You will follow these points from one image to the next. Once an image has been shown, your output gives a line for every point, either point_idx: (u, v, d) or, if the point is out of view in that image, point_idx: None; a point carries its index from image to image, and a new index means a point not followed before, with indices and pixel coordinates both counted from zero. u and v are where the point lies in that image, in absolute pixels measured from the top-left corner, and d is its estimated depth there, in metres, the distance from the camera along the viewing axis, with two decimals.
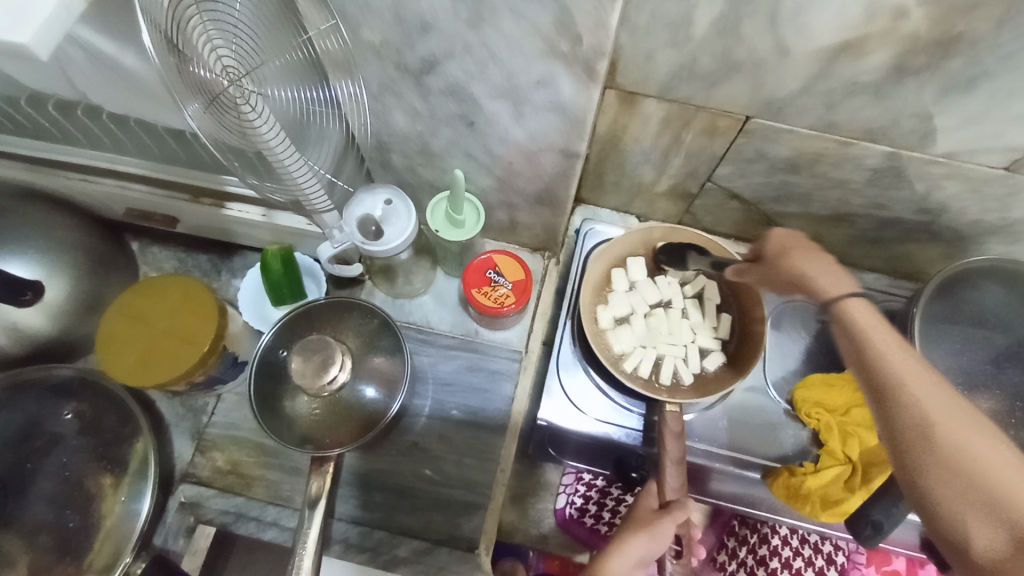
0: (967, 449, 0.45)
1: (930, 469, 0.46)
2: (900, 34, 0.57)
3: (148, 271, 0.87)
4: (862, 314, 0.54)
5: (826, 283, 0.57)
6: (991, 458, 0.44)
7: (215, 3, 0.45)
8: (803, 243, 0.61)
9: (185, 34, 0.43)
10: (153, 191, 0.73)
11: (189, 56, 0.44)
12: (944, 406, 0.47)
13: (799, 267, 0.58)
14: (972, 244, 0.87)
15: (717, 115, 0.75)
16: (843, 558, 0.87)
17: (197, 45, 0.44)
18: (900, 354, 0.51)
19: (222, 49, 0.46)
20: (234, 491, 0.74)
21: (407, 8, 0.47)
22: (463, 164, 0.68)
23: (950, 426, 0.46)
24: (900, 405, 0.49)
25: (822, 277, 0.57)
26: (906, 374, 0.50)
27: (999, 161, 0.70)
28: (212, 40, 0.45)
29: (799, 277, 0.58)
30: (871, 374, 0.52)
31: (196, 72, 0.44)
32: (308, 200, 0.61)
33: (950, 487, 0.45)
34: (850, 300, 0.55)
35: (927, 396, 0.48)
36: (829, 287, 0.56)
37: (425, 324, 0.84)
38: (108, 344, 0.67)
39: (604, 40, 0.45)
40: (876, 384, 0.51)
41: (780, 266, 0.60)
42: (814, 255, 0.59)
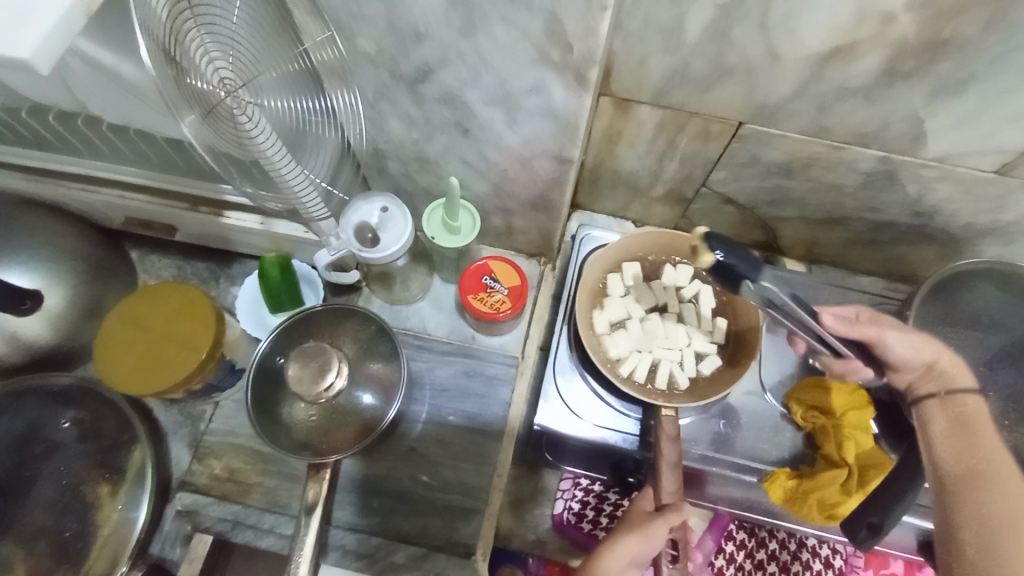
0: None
1: (1013, 544, 0.51)
2: (890, 39, 0.58)
3: (147, 278, 0.88)
4: (977, 411, 0.62)
5: (958, 376, 0.64)
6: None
7: (212, 15, 0.46)
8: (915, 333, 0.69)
9: (183, 46, 0.44)
10: (150, 200, 0.74)
11: (187, 67, 0.44)
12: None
13: (926, 353, 0.65)
14: (966, 246, 0.87)
15: (711, 119, 0.75)
16: (841, 561, 0.87)
17: (197, 58, 0.45)
18: (1001, 455, 0.58)
19: (219, 61, 0.47)
20: (231, 499, 0.74)
21: (400, 17, 0.48)
22: (458, 170, 0.68)
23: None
24: (993, 488, 0.55)
25: (953, 369, 0.64)
26: (1003, 469, 0.56)
27: (990, 163, 0.70)
28: (210, 53, 0.46)
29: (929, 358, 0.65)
30: (971, 454, 0.58)
31: (193, 82, 0.45)
32: (304, 208, 0.61)
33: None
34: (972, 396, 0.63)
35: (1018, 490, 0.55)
36: (959, 379, 0.64)
37: (421, 330, 0.84)
38: (108, 349, 0.67)
39: (594, 47, 0.45)
40: (974, 465, 0.57)
41: (909, 339, 0.65)
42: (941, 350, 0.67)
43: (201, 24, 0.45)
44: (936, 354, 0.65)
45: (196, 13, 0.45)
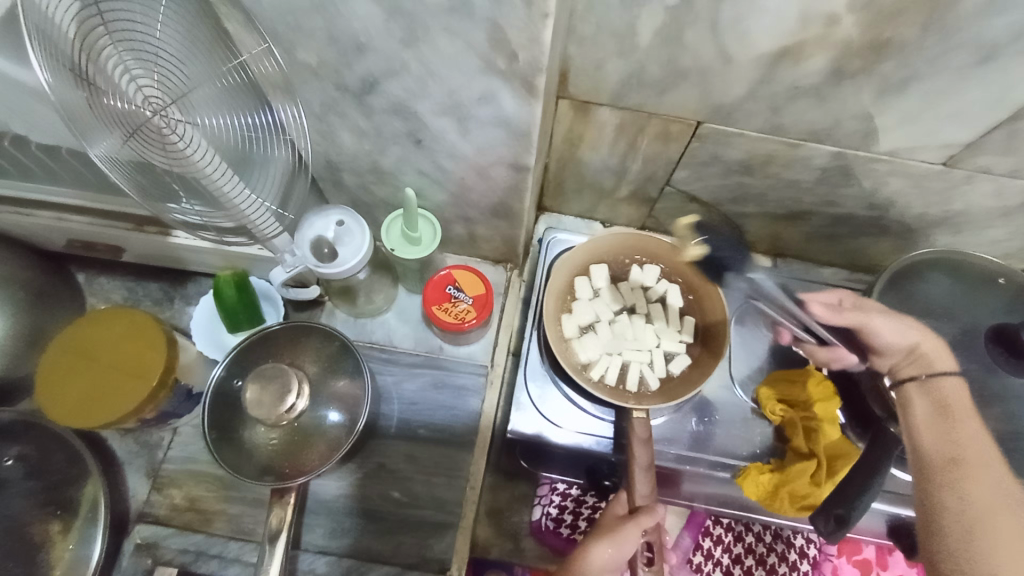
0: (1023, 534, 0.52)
1: (992, 538, 0.52)
2: (835, 39, 0.58)
3: (97, 302, 0.84)
4: (955, 395, 0.61)
5: (940, 359, 0.63)
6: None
7: (131, 30, 0.44)
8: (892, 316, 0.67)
9: (96, 64, 0.41)
10: (92, 222, 0.70)
11: (104, 87, 0.42)
12: (1007, 492, 0.54)
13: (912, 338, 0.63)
14: (920, 236, 0.90)
15: (669, 120, 0.75)
16: (815, 550, 0.89)
17: (115, 77, 0.43)
18: (977, 440, 0.58)
19: (143, 80, 0.45)
20: (194, 528, 0.72)
21: (339, 29, 0.46)
22: (415, 180, 0.67)
23: (1013, 511, 0.53)
24: (974, 480, 0.55)
25: (936, 353, 0.63)
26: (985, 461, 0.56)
27: (937, 157, 0.72)
28: (130, 71, 0.44)
29: (911, 342, 0.63)
30: (951, 445, 0.57)
31: (112, 103, 0.43)
32: (255, 226, 0.59)
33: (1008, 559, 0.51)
34: (951, 380, 0.62)
35: (994, 475, 0.55)
36: (941, 363, 0.62)
37: (388, 342, 0.83)
38: (51, 383, 0.64)
39: (540, 56, 0.44)
40: (955, 456, 0.57)
41: (892, 328, 0.64)
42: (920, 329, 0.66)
43: (119, 41, 0.43)
44: (920, 338, 0.63)
45: (111, 28, 0.42)
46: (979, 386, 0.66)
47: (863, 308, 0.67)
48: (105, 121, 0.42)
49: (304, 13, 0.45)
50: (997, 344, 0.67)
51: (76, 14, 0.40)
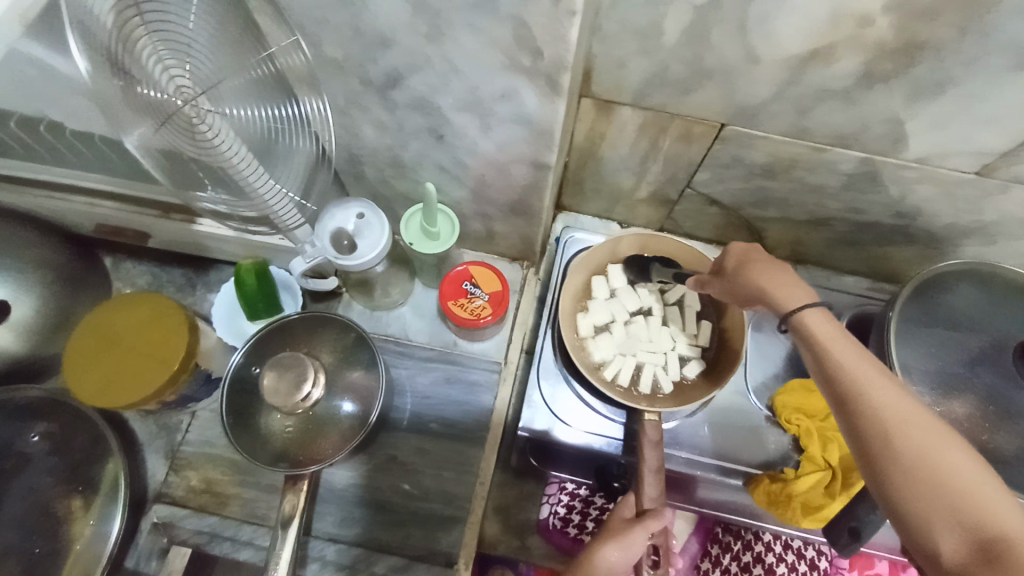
0: (936, 463, 0.44)
1: (897, 480, 0.45)
2: (867, 42, 0.57)
3: (122, 286, 0.86)
4: (818, 323, 0.52)
5: (783, 296, 0.54)
6: (966, 469, 0.44)
7: (165, 20, 0.44)
8: (758, 253, 0.60)
9: (132, 54, 0.42)
10: (121, 207, 0.73)
11: (138, 76, 0.43)
12: (904, 414, 0.46)
13: (753, 281, 0.57)
14: (948, 246, 0.87)
15: (692, 121, 0.75)
16: (826, 563, 0.87)
17: (149, 67, 0.44)
18: (859, 363, 0.50)
19: (176, 70, 0.46)
20: (208, 511, 0.73)
21: (365, 23, 0.47)
22: (435, 176, 0.67)
23: (913, 437, 0.45)
24: (860, 417, 0.48)
25: (778, 288, 0.55)
26: (868, 384, 0.48)
27: (970, 165, 0.70)
28: (164, 61, 0.45)
29: (757, 288, 0.56)
30: (829, 383, 0.50)
31: (145, 92, 0.44)
32: (276, 216, 0.61)
33: (923, 498, 0.44)
34: (805, 313, 0.53)
35: (883, 405, 0.47)
36: (786, 300, 0.54)
37: (403, 336, 0.83)
38: (78, 361, 0.66)
39: (565, 54, 0.44)
40: (835, 396, 0.50)
41: (740, 280, 0.59)
42: (773, 265, 0.58)
43: (154, 32, 0.44)
44: (761, 284, 0.56)
45: (146, 18, 0.43)
46: (1004, 403, 0.64)
47: (722, 265, 0.62)
48: (137, 110, 0.43)
49: (330, 8, 0.46)
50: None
51: (115, 6, 0.40)
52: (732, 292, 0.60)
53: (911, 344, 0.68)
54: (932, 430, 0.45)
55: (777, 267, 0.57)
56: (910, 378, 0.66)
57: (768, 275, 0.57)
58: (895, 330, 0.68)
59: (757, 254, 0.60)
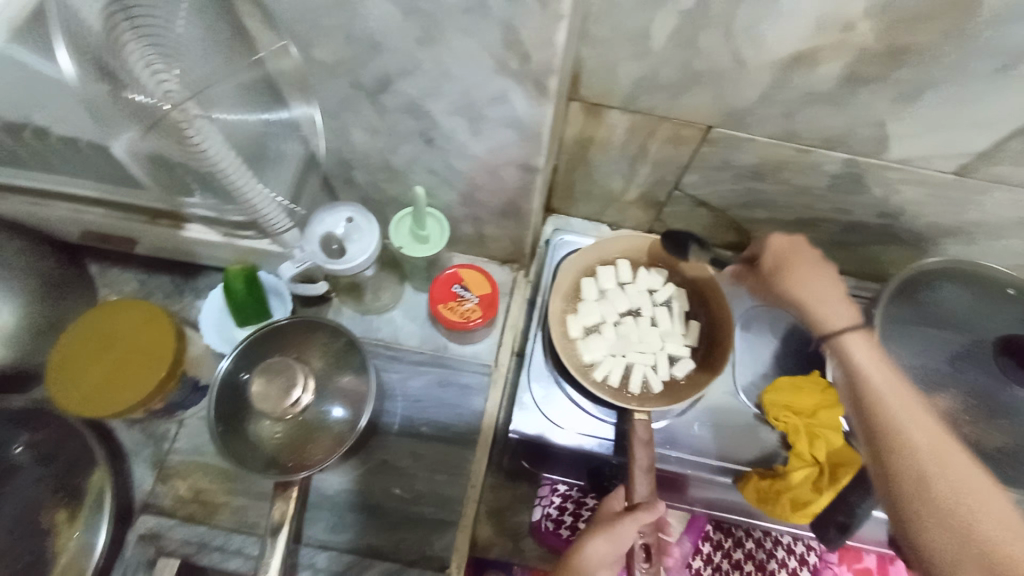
0: (964, 501, 0.46)
1: (921, 511, 0.47)
2: (851, 46, 0.58)
3: (108, 293, 0.84)
4: (856, 347, 0.58)
5: (834, 314, 0.60)
6: (994, 514, 0.45)
7: (152, 23, 0.43)
8: (800, 254, 0.65)
9: (117, 57, 0.42)
10: (110, 215, 0.71)
11: (125, 81, 0.43)
12: (940, 452, 0.49)
13: (792, 290, 0.63)
14: (930, 245, 0.89)
15: (681, 124, 0.75)
16: (816, 558, 0.88)
17: (137, 71, 0.43)
18: (901, 399, 0.53)
19: (163, 73, 0.44)
20: (198, 520, 0.72)
21: (355, 27, 0.47)
22: (425, 179, 0.67)
23: (946, 475, 0.47)
24: (895, 449, 0.50)
25: (818, 304, 0.61)
26: (901, 410, 0.52)
27: (950, 166, 0.72)
28: (152, 65, 0.43)
29: (796, 295, 0.63)
30: (865, 410, 0.54)
31: (133, 96, 0.43)
32: (265, 221, 0.61)
33: (945, 532, 0.46)
34: (847, 334, 0.59)
35: (919, 439, 0.50)
36: (829, 316, 0.61)
37: (392, 340, 0.83)
38: (61, 370, 0.65)
39: (554, 57, 0.44)
40: (868, 423, 0.53)
41: (780, 284, 0.64)
42: (812, 277, 0.63)
43: (141, 34, 0.43)
44: (804, 295, 0.62)
45: (132, 20, 0.42)
46: (987, 401, 0.65)
47: (760, 260, 0.67)
48: (126, 117, 0.44)
49: (320, 12, 0.46)
50: (1006, 356, 0.66)
51: (103, 10, 0.41)
52: (768, 290, 0.66)
53: (895, 342, 0.69)
54: (970, 474, 0.47)
55: (818, 276, 0.63)
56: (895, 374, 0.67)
57: (808, 290, 0.62)
58: (881, 329, 0.70)
59: (799, 256, 0.65)
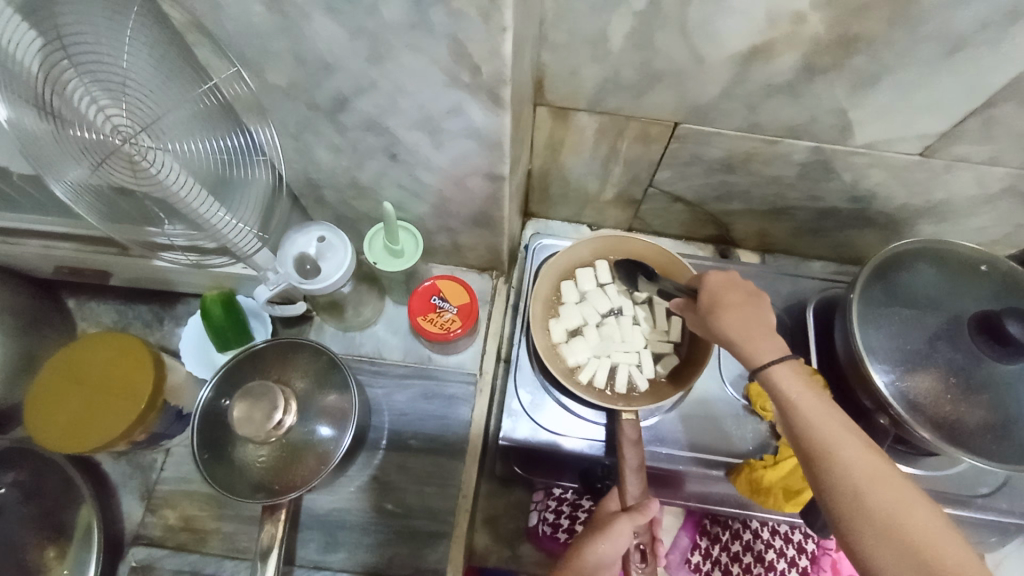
0: (900, 520, 0.48)
1: (864, 532, 0.49)
2: (803, 37, 0.59)
3: (87, 326, 0.84)
4: (786, 379, 0.56)
5: (760, 351, 0.58)
6: (925, 525, 0.47)
7: (97, 62, 0.46)
8: (734, 291, 0.63)
9: (61, 96, 0.44)
10: (79, 247, 0.72)
11: (69, 118, 0.45)
12: (871, 472, 0.50)
13: (725, 329, 0.60)
14: (905, 226, 0.90)
15: (648, 123, 0.76)
16: (813, 545, 0.88)
17: (82, 108, 0.45)
18: (826, 419, 0.54)
19: (111, 110, 0.47)
20: (188, 548, 0.72)
21: (306, 49, 0.47)
22: (395, 194, 0.67)
23: (878, 495, 0.49)
24: (831, 474, 0.51)
25: (751, 342, 0.58)
26: (836, 440, 0.52)
27: (914, 148, 0.73)
28: (97, 101, 0.46)
29: (727, 336, 0.60)
30: (801, 438, 0.54)
31: (78, 132, 0.46)
32: (234, 245, 0.61)
33: (888, 552, 0.47)
34: (773, 368, 0.57)
35: (853, 462, 0.51)
36: (756, 352, 0.58)
37: (377, 355, 0.83)
38: (42, 407, 0.66)
39: (503, 68, 0.45)
40: (807, 451, 0.54)
41: (713, 325, 0.61)
42: (743, 307, 0.61)
43: (85, 73, 0.45)
44: (739, 334, 0.59)
45: (76, 60, 0.45)
46: (963, 376, 0.65)
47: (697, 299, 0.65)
48: (74, 153, 0.46)
49: (269, 37, 0.47)
50: (981, 333, 0.64)
51: (41, 50, 0.42)
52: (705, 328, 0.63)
53: (871, 325, 0.69)
54: (899, 488, 0.49)
55: (752, 314, 0.60)
56: (873, 358, 0.67)
57: (741, 325, 0.60)
58: (857, 313, 0.70)
59: (732, 294, 0.62)
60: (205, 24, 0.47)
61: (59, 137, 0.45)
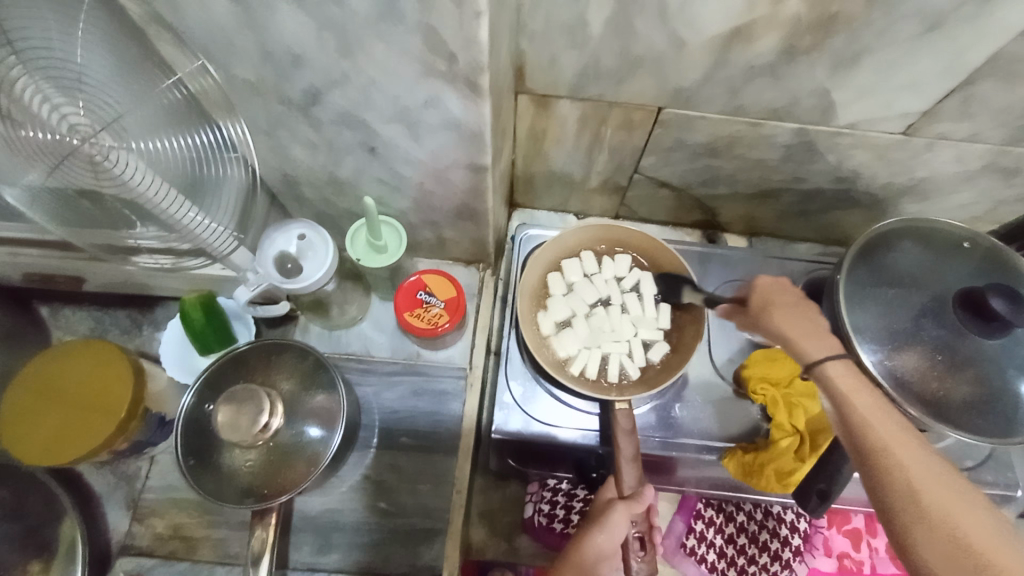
0: (962, 523, 0.46)
1: (917, 531, 0.48)
2: (783, 18, 0.58)
3: (62, 335, 0.81)
4: (840, 377, 0.55)
5: (812, 348, 0.57)
6: (986, 528, 0.46)
7: (45, 58, 0.45)
8: (787, 292, 0.62)
9: (12, 97, 0.43)
10: (45, 253, 0.71)
11: (23, 120, 0.44)
12: (928, 473, 0.49)
13: (779, 327, 0.59)
14: (889, 206, 0.90)
15: (631, 109, 0.75)
16: (806, 524, 0.89)
17: (39, 111, 0.45)
18: (883, 418, 0.53)
19: (68, 109, 0.46)
20: (178, 557, 0.71)
21: (272, 43, 0.46)
22: (375, 190, 0.66)
23: (935, 495, 0.48)
24: (884, 472, 0.50)
25: (805, 341, 0.58)
26: (893, 439, 0.51)
27: (896, 127, 0.72)
28: (52, 101, 0.45)
29: (781, 335, 0.59)
30: (855, 437, 0.53)
31: (33, 133, 0.45)
32: (209, 245, 0.60)
33: (939, 551, 0.46)
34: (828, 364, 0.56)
35: (911, 464, 0.49)
36: (811, 349, 0.57)
37: (364, 353, 0.82)
38: (16, 423, 0.65)
39: (478, 56, 0.43)
40: (862, 449, 0.52)
41: (765, 324, 0.61)
42: (796, 309, 0.60)
43: (36, 72, 0.44)
44: (791, 332, 0.59)
45: (24, 57, 0.43)
46: (950, 352, 0.66)
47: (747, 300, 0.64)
48: (29, 157, 0.46)
49: (234, 31, 0.45)
50: (966, 309, 0.65)
51: None
52: (757, 330, 0.63)
53: (860, 305, 0.69)
54: (956, 491, 0.48)
55: (806, 315, 0.60)
56: (863, 337, 0.67)
57: (794, 325, 0.59)
58: (844, 293, 0.69)
59: (784, 295, 0.62)
60: (165, 17, 0.46)
61: (10, 138, 0.44)
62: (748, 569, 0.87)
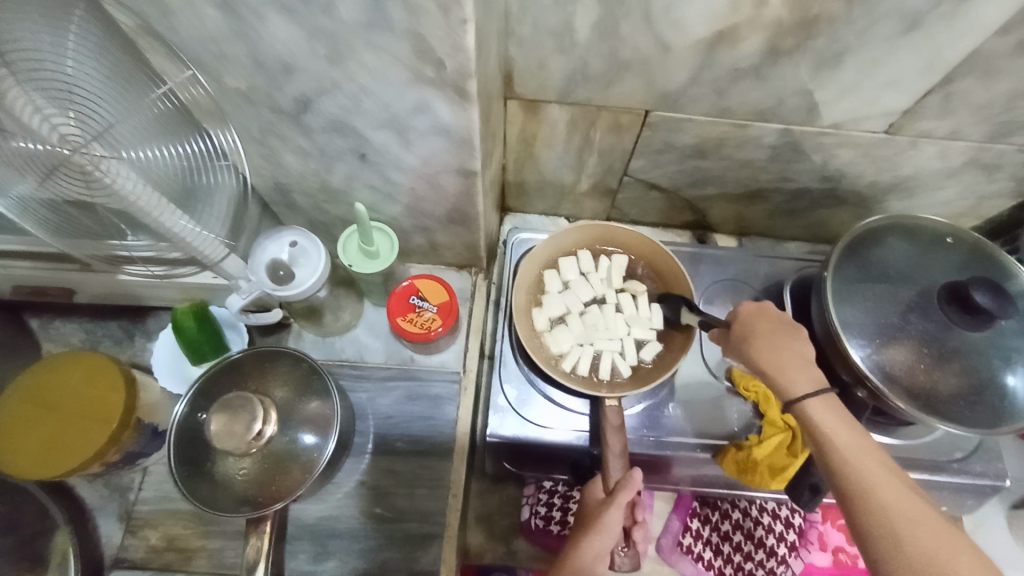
0: (944, 564, 0.46)
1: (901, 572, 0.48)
2: (764, 22, 0.60)
3: (53, 347, 0.81)
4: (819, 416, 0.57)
5: (795, 381, 0.59)
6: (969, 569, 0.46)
7: (37, 70, 0.44)
8: (769, 319, 0.65)
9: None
10: (36, 264, 0.71)
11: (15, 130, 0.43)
12: (912, 514, 0.49)
13: (761, 359, 0.61)
14: (875, 204, 0.92)
15: (619, 112, 0.76)
16: (800, 519, 0.90)
17: (26, 118, 0.42)
18: (865, 457, 0.54)
19: (59, 119, 0.45)
20: (174, 568, 0.70)
21: (262, 52, 0.46)
22: (367, 195, 0.66)
23: (917, 534, 0.48)
24: (867, 512, 0.51)
25: (785, 375, 0.60)
26: (874, 478, 0.52)
27: (879, 126, 0.74)
28: (42, 110, 0.43)
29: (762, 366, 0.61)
30: (837, 477, 0.54)
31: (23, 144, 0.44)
32: (200, 253, 0.58)
33: None
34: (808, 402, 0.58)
35: (893, 504, 0.50)
36: (792, 385, 0.59)
37: (358, 359, 0.82)
38: (9, 436, 0.65)
39: (467, 62, 0.44)
40: (844, 488, 0.53)
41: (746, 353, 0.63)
42: (775, 341, 0.62)
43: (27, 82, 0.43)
44: (771, 362, 0.61)
45: (14, 67, 0.42)
46: (937, 346, 0.66)
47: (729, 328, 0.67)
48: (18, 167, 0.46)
49: (222, 39, 0.46)
50: (952, 304, 0.66)
51: None
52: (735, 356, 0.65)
53: (847, 301, 0.70)
54: (939, 532, 0.48)
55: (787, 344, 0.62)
56: (850, 332, 0.68)
57: (776, 357, 0.61)
58: (832, 290, 0.70)
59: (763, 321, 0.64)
60: (153, 26, 0.47)
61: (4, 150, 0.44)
62: (744, 566, 0.87)
